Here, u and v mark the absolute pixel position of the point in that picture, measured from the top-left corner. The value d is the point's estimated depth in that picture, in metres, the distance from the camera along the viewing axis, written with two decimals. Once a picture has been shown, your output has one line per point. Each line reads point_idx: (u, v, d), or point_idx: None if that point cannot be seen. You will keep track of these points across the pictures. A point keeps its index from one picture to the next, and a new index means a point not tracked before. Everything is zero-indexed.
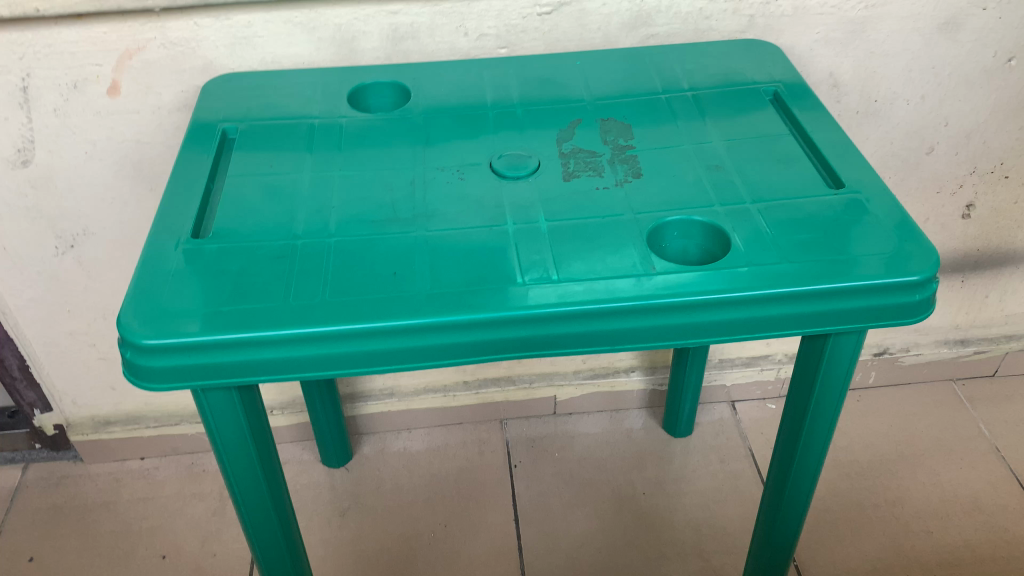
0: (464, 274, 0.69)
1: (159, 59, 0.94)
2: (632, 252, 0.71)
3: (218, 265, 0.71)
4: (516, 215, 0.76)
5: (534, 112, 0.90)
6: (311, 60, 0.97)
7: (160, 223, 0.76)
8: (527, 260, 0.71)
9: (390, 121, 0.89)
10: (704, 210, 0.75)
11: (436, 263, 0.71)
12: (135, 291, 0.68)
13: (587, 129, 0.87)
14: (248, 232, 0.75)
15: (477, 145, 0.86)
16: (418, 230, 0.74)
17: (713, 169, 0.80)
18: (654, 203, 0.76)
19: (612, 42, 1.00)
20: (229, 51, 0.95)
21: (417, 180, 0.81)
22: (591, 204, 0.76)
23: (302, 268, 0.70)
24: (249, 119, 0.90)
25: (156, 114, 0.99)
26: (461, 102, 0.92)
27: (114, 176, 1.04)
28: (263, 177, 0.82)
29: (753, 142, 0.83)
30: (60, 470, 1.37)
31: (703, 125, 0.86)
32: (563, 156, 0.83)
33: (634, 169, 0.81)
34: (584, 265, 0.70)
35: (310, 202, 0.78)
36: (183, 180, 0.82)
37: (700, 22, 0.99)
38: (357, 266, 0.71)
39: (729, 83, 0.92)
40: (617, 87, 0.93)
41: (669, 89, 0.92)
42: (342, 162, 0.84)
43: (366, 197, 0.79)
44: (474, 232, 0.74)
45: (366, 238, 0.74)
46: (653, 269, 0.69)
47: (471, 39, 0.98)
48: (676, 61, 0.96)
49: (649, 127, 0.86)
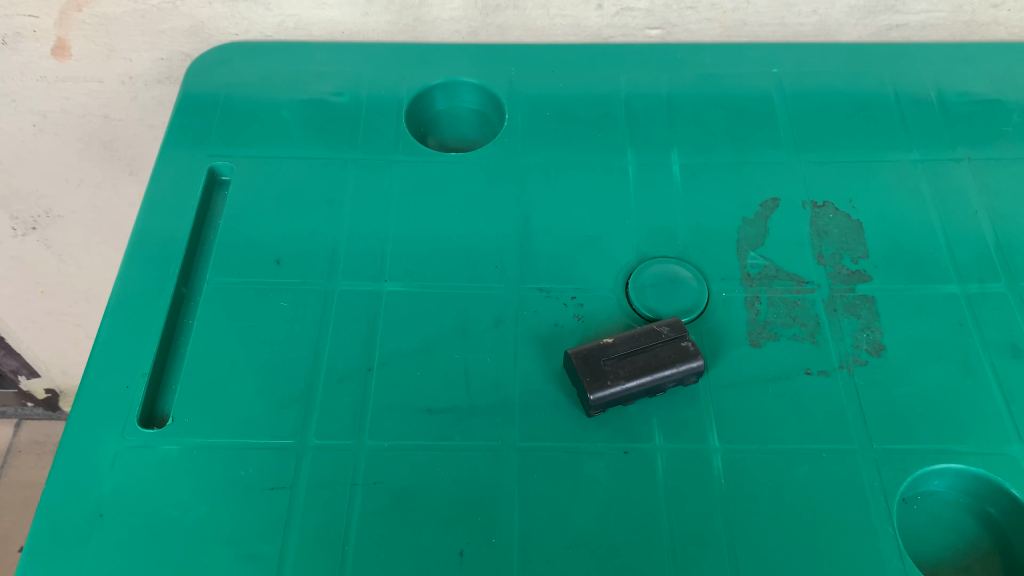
0: None
1: (124, 15, 0.60)
2: (879, 564, 0.41)
3: (173, 498, 0.43)
4: (676, 441, 0.45)
5: (706, 174, 0.56)
6: (359, 29, 0.63)
7: (93, 382, 0.47)
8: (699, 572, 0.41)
9: (475, 176, 0.56)
10: (998, 463, 0.44)
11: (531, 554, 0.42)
12: (38, 560, 0.42)
13: (784, 218, 0.54)
14: (231, 419, 0.46)
15: (608, 231, 0.53)
16: (505, 445, 0.45)
17: (1014, 356, 0.48)
18: (914, 430, 0.45)
19: (830, 32, 0.64)
20: (230, 10, 0.61)
21: (507, 315, 0.49)
22: (802, 421, 0.45)
23: (304, 534, 0.42)
24: (258, 153, 0.58)
25: (128, 85, 0.67)
26: (588, 139, 0.58)
27: (79, 155, 0.74)
28: (262, 284, 0.51)
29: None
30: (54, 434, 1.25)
31: (989, 259, 0.52)
32: (749, 286, 0.51)
33: (872, 334, 0.49)
34: None
35: (331, 353, 0.48)
36: (139, 281, 0.51)
37: (980, 12, 0.61)
38: (401, 527, 0.42)
39: (1004, 109, 0.59)
40: (840, 139, 0.58)
41: (927, 158, 0.57)
42: (395, 262, 0.52)
43: (427, 350, 0.48)
44: (599, 467, 0.44)
45: (417, 469, 0.44)
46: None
47: (607, 14, 0.62)
48: (928, 86, 0.61)
49: (895, 240, 0.53)
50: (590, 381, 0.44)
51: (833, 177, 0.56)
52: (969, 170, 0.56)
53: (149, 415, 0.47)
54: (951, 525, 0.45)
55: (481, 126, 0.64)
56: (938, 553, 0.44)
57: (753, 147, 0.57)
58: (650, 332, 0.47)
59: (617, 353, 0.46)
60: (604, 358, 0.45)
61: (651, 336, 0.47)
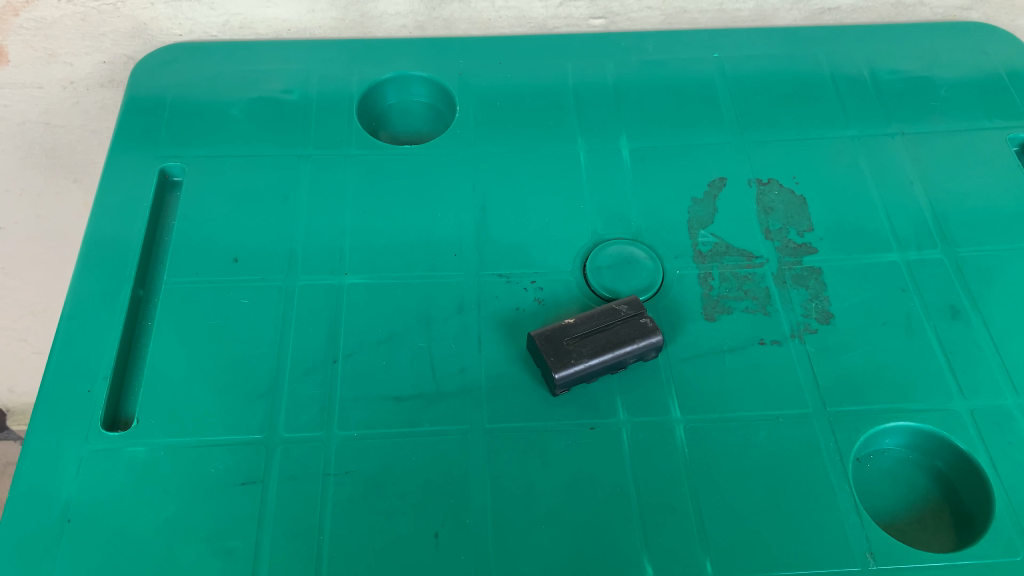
0: (550, 556, 0.42)
1: (63, 18, 0.59)
2: (840, 520, 0.43)
3: (143, 499, 0.43)
4: (640, 414, 0.46)
5: (654, 157, 0.57)
6: (305, 26, 0.63)
7: (53, 389, 0.47)
8: (668, 539, 0.42)
9: (429, 168, 0.57)
10: (944, 418, 0.46)
11: (504, 531, 0.42)
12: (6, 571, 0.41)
13: (732, 196, 0.55)
14: (197, 417, 0.46)
15: (563, 216, 0.54)
16: (473, 428, 0.46)
17: (953, 317, 0.50)
18: (864, 392, 0.47)
19: (767, 17, 0.66)
20: (173, 10, 0.60)
21: (469, 302, 0.50)
22: (759, 389, 0.47)
23: (278, 527, 0.42)
24: (210, 153, 0.57)
25: (70, 90, 0.66)
26: (539, 127, 0.59)
27: (20, 164, 0.72)
28: (221, 282, 0.51)
29: (1015, 265, 0.52)
30: None
31: (926, 227, 0.54)
32: (701, 263, 0.52)
33: (820, 303, 0.50)
34: (767, 546, 0.42)
35: (295, 348, 0.48)
36: (95, 285, 0.51)
37: None
38: (374, 514, 0.43)
39: (932, 85, 0.62)
40: (780, 119, 0.60)
41: (863, 134, 0.59)
42: (355, 255, 0.52)
43: (391, 340, 0.48)
44: (567, 444, 0.45)
45: (387, 457, 0.45)
46: (853, 560, 0.42)
47: (551, 5, 0.63)
48: (861, 65, 0.63)
49: (838, 213, 0.55)
50: (554, 360, 0.45)
51: (775, 156, 0.58)
52: (903, 144, 0.58)
53: (112, 419, 0.47)
54: (903, 479, 0.47)
55: (433, 119, 0.64)
56: (892, 506, 0.46)
57: (699, 130, 0.59)
58: (609, 311, 0.48)
59: (578, 332, 0.47)
60: (566, 338, 0.46)
61: (611, 314, 0.48)
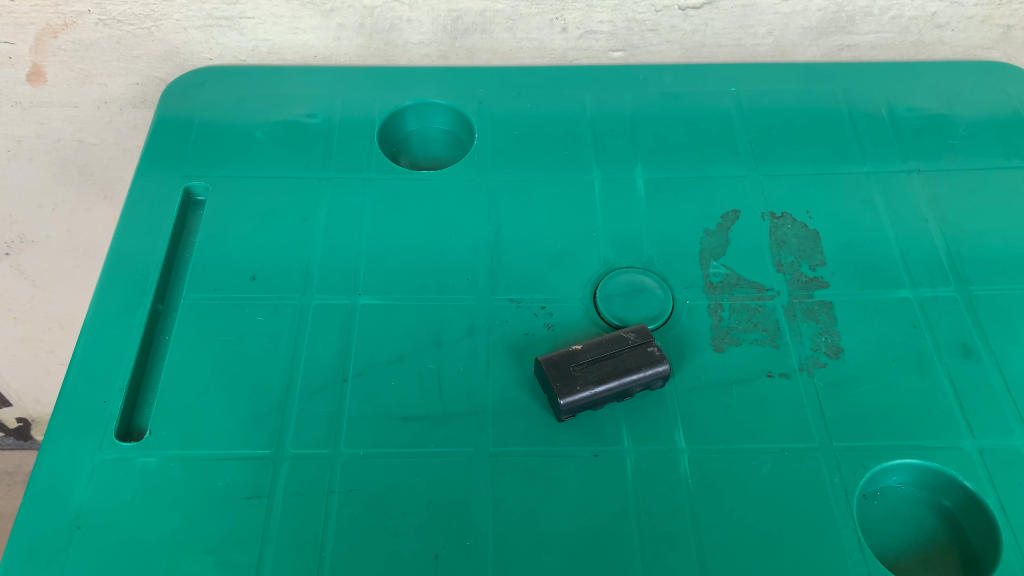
0: None
1: (100, 41, 0.61)
2: (843, 557, 0.43)
3: (152, 509, 0.44)
4: (644, 442, 0.46)
5: (668, 188, 0.58)
6: (331, 52, 0.65)
7: (71, 398, 0.48)
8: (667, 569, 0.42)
9: (446, 194, 0.57)
10: (952, 457, 0.46)
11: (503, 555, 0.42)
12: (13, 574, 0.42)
13: (746, 228, 0.56)
14: (208, 430, 0.47)
15: (576, 243, 0.55)
16: (478, 450, 0.46)
17: (965, 356, 0.50)
18: (872, 428, 0.47)
19: (786, 52, 0.66)
20: (204, 34, 0.62)
21: (479, 325, 0.51)
22: (765, 421, 0.47)
23: (280, 542, 0.43)
24: (233, 173, 0.59)
25: (103, 110, 0.68)
26: (554, 156, 0.60)
27: (53, 179, 0.75)
28: (237, 299, 0.52)
29: None
30: (26, 463, 1.25)
31: (940, 265, 0.54)
32: (711, 294, 0.52)
33: (829, 337, 0.50)
34: None
35: (306, 366, 0.49)
36: (116, 299, 0.52)
37: (926, 33, 0.64)
38: (376, 534, 0.43)
39: (949, 125, 0.62)
40: (797, 154, 0.60)
41: (880, 170, 0.59)
42: (369, 276, 0.53)
43: (401, 361, 0.49)
44: (571, 470, 0.45)
45: (391, 476, 0.45)
46: None
47: (571, 37, 0.64)
48: (877, 103, 0.64)
49: (852, 248, 0.55)
50: (560, 385, 0.46)
51: (790, 189, 0.58)
52: (919, 181, 0.59)
53: (126, 429, 0.48)
54: (910, 518, 0.46)
55: (452, 146, 0.66)
56: (897, 544, 0.45)
57: (714, 162, 0.59)
58: (617, 338, 0.48)
59: (585, 359, 0.47)
60: (573, 363, 0.47)
61: (619, 342, 0.48)
